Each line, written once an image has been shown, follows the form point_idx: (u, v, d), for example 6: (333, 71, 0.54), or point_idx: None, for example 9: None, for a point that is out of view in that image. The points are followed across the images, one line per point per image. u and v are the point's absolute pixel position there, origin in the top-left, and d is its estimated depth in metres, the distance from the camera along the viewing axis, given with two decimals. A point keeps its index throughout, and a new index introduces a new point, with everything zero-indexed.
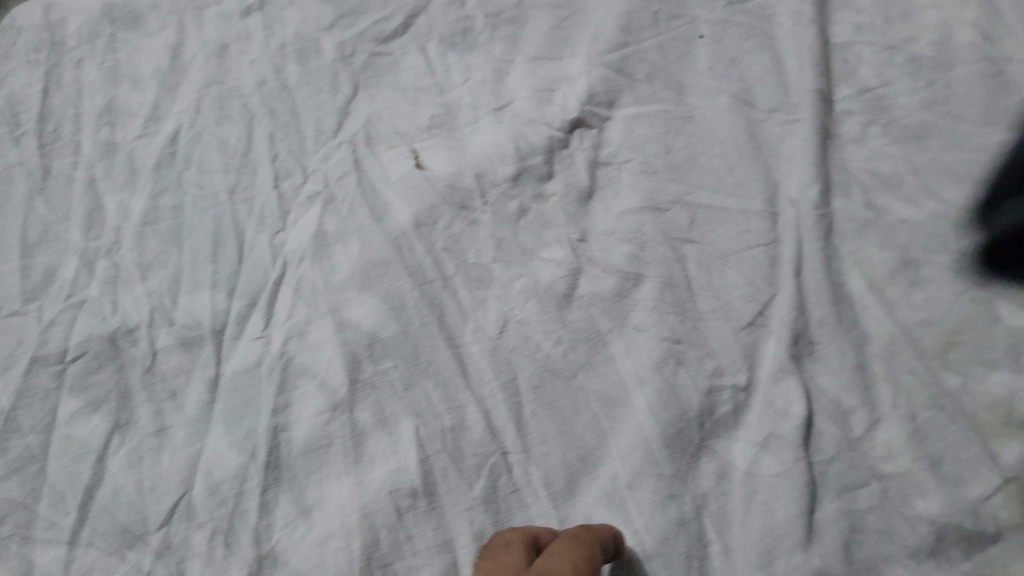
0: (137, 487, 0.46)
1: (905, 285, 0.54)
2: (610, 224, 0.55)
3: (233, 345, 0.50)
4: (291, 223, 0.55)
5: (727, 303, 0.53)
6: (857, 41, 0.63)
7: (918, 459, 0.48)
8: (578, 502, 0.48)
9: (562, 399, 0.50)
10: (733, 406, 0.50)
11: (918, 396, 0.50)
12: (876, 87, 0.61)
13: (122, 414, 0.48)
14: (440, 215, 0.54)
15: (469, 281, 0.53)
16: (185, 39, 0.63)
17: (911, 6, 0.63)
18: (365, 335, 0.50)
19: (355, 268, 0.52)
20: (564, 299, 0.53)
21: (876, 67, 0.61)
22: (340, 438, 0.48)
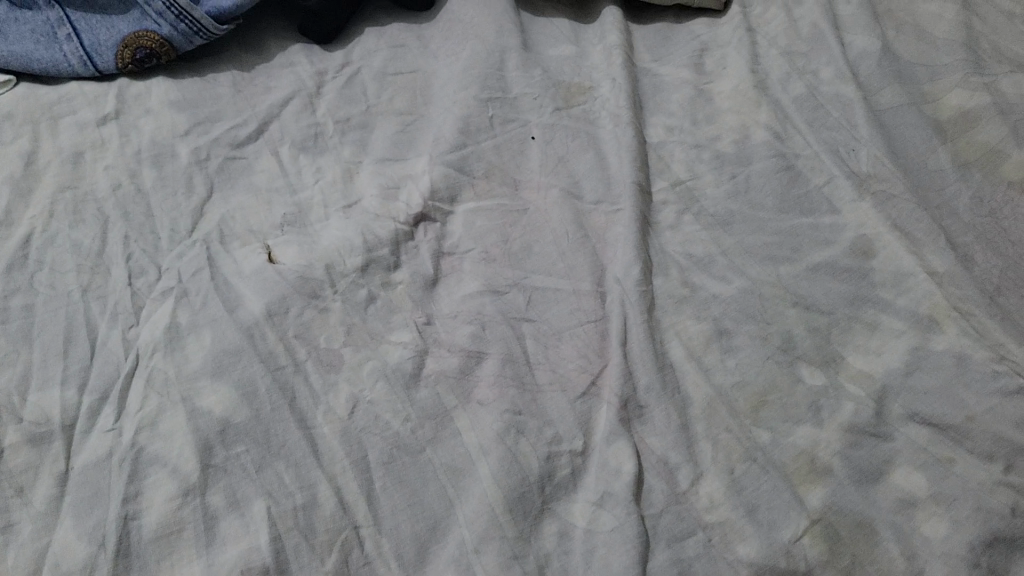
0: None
1: (719, 352, 0.60)
2: (454, 307, 0.60)
3: (84, 438, 0.51)
4: (143, 317, 0.56)
5: (562, 375, 0.57)
6: (670, 140, 0.71)
7: (736, 508, 0.53)
8: (428, 570, 0.50)
9: (410, 472, 0.53)
10: (571, 469, 0.54)
11: (734, 451, 0.55)
12: (688, 179, 0.69)
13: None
14: (291, 304, 0.58)
15: (320, 366, 0.56)
16: (40, 147, 0.65)
17: (713, 111, 0.73)
18: (218, 421, 0.52)
19: (208, 357, 0.54)
20: (412, 378, 0.56)
21: (687, 162, 0.69)
22: (193, 523, 0.49)
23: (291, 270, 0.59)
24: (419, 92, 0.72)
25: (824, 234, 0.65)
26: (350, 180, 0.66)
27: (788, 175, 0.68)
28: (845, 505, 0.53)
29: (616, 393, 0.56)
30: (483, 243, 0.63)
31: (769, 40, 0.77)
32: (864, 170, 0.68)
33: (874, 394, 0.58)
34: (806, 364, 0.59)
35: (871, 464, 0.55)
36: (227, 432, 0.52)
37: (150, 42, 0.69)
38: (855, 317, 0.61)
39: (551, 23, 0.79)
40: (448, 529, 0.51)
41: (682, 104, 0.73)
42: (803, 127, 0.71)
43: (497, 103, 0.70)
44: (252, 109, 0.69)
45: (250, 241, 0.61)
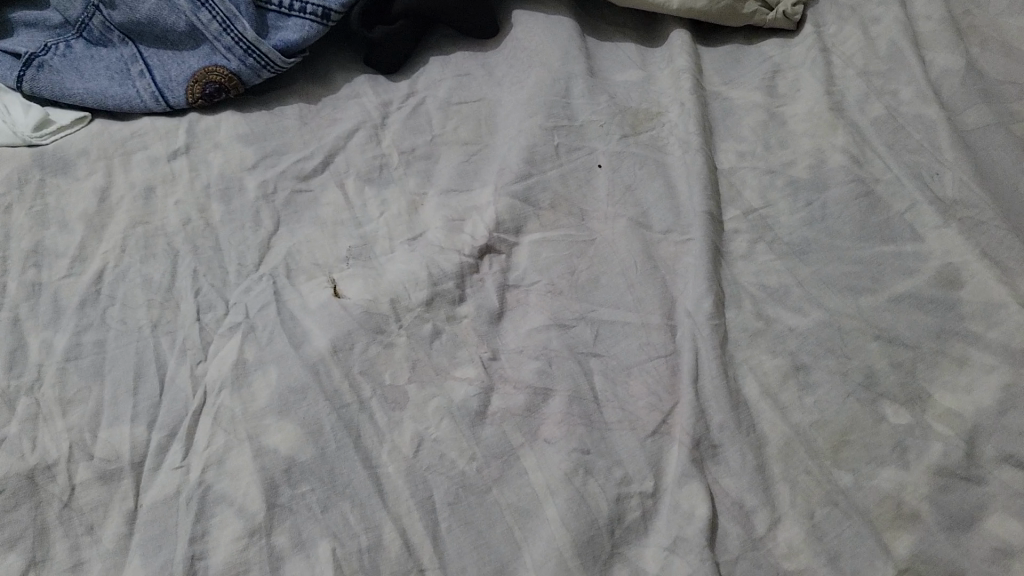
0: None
1: (796, 389, 0.57)
2: (520, 342, 0.59)
3: (153, 476, 0.51)
4: (211, 354, 0.57)
5: (631, 413, 0.56)
6: (742, 166, 0.69)
7: (817, 555, 0.51)
8: None
9: (476, 514, 0.52)
10: (641, 511, 0.52)
11: (814, 494, 0.53)
12: (761, 207, 0.66)
13: (37, 553, 0.48)
14: (355, 339, 0.57)
15: (385, 402, 0.55)
16: (113, 182, 0.66)
17: (787, 135, 0.70)
18: (283, 460, 0.52)
19: (273, 394, 0.54)
20: (477, 416, 0.55)
21: (760, 189, 0.67)
22: (258, 563, 0.49)
23: (356, 306, 0.59)
24: (484, 122, 0.71)
25: (907, 263, 0.62)
26: (415, 212, 0.65)
27: (868, 201, 0.65)
28: (935, 554, 0.50)
29: (688, 432, 0.54)
30: (550, 275, 0.61)
31: (843, 60, 0.75)
32: (950, 195, 0.65)
33: (964, 435, 0.54)
34: (889, 402, 0.56)
35: (962, 510, 0.52)
36: (293, 470, 0.52)
37: (219, 76, 0.70)
38: (942, 351, 0.58)
39: (618, 48, 0.78)
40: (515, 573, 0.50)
41: (754, 129, 0.71)
42: (883, 149, 0.68)
43: (563, 131, 0.69)
44: (319, 141, 0.69)
45: (316, 275, 0.61)
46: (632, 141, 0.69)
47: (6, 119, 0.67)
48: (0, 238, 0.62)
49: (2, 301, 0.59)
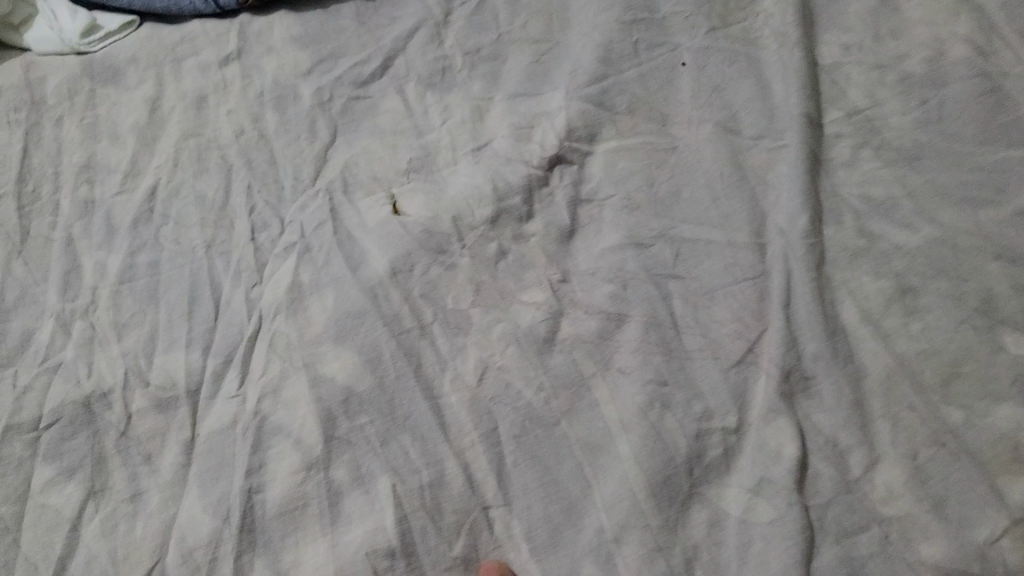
0: (109, 556, 0.45)
1: (902, 315, 0.51)
2: (592, 263, 0.54)
3: (209, 405, 0.50)
4: (267, 276, 0.54)
5: (714, 341, 0.51)
6: (846, 61, 0.61)
7: (919, 501, 0.46)
8: (562, 555, 0.46)
9: (545, 448, 0.49)
10: (723, 448, 0.48)
11: (918, 433, 0.48)
12: (867, 108, 0.59)
13: (95, 482, 0.47)
14: (415, 261, 0.54)
15: (447, 328, 0.52)
16: (164, 92, 0.62)
17: (900, 23, 0.62)
18: (341, 391, 0.50)
19: (331, 320, 0.52)
20: (545, 343, 0.52)
21: (866, 86, 0.60)
22: (317, 498, 0.47)
23: (416, 224, 0.55)
24: (555, 15, 0.65)
25: None
26: (480, 119, 0.60)
27: (993, 99, 0.57)
28: None
29: (778, 364, 0.49)
30: (625, 187, 0.56)
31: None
32: None
33: None
34: (1010, 330, 0.50)
35: None
36: (352, 401, 0.49)
37: None
38: None
39: None
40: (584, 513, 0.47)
41: (862, 17, 0.63)
42: (1012, 40, 0.59)
43: (643, 26, 0.62)
44: (377, 42, 0.64)
45: (374, 190, 0.57)
46: (722, 34, 0.62)
47: (54, 27, 0.65)
48: (53, 154, 0.60)
49: (56, 220, 0.57)
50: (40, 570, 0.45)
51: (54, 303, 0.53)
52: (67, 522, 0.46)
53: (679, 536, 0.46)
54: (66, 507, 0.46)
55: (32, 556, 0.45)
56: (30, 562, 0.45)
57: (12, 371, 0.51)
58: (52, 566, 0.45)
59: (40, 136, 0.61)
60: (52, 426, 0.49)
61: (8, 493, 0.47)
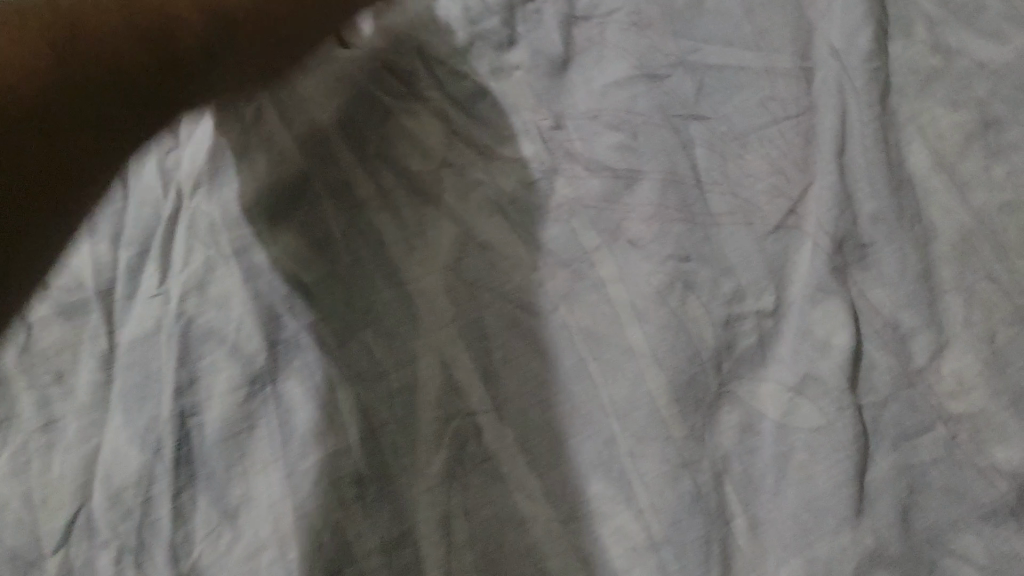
0: (22, 500, 0.37)
1: (981, 157, 0.41)
2: (593, 104, 0.44)
3: (127, 307, 0.40)
4: (183, 136, 0.43)
5: (747, 202, 0.41)
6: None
7: (996, 395, 0.38)
8: (567, 466, 0.38)
9: (541, 341, 0.40)
10: (758, 335, 0.39)
11: (997, 309, 0.39)
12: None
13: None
14: (367, 105, 0.44)
15: (412, 196, 0.42)
16: None
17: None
18: (283, 283, 0.40)
19: (262, 189, 0.41)
20: (537, 211, 0.42)
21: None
22: (265, 418, 0.38)
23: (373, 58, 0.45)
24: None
25: None
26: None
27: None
28: None
29: (826, 229, 0.40)
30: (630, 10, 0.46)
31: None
32: None
33: None
34: None
35: None
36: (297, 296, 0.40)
37: None
38: None
39: None
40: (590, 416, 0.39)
41: None
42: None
43: None
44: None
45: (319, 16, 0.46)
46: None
47: None
48: None
49: None
50: None
51: None
52: None
53: (703, 451, 0.38)
54: None
55: None
56: None
57: None
58: None
59: None
60: None
61: None
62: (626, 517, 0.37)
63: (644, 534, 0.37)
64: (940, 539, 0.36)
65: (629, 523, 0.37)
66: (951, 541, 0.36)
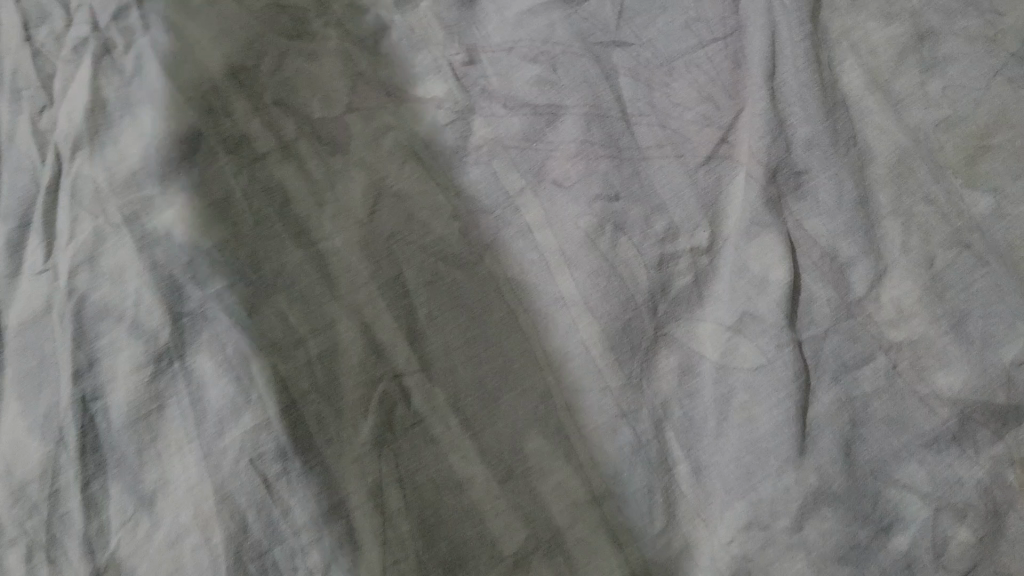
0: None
1: (915, 72, 0.40)
2: (509, 35, 0.41)
3: (12, 286, 0.37)
4: (58, 93, 0.39)
5: (676, 132, 0.39)
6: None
7: (937, 319, 0.37)
8: (501, 425, 0.36)
9: (466, 294, 0.37)
10: (693, 275, 0.38)
11: (936, 232, 0.38)
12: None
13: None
14: (263, 49, 0.40)
15: (318, 146, 0.39)
16: None
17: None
18: (182, 251, 0.37)
19: (150, 147, 0.37)
20: (454, 154, 0.39)
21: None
22: (175, 397, 0.36)
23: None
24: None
25: None
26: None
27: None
28: None
29: (758, 159, 0.38)
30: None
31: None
32: None
33: None
34: None
35: None
36: (198, 263, 0.37)
37: None
38: None
39: None
40: (522, 371, 0.37)
41: None
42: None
43: None
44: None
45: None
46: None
47: None
48: None
49: None
50: None
51: None
52: None
53: (641, 400, 0.36)
54: None
55: None
56: None
57: None
58: None
59: None
60: None
61: None
62: (565, 471, 0.36)
63: (586, 488, 0.36)
64: (883, 471, 0.35)
65: (570, 478, 0.36)
66: (894, 473, 0.35)
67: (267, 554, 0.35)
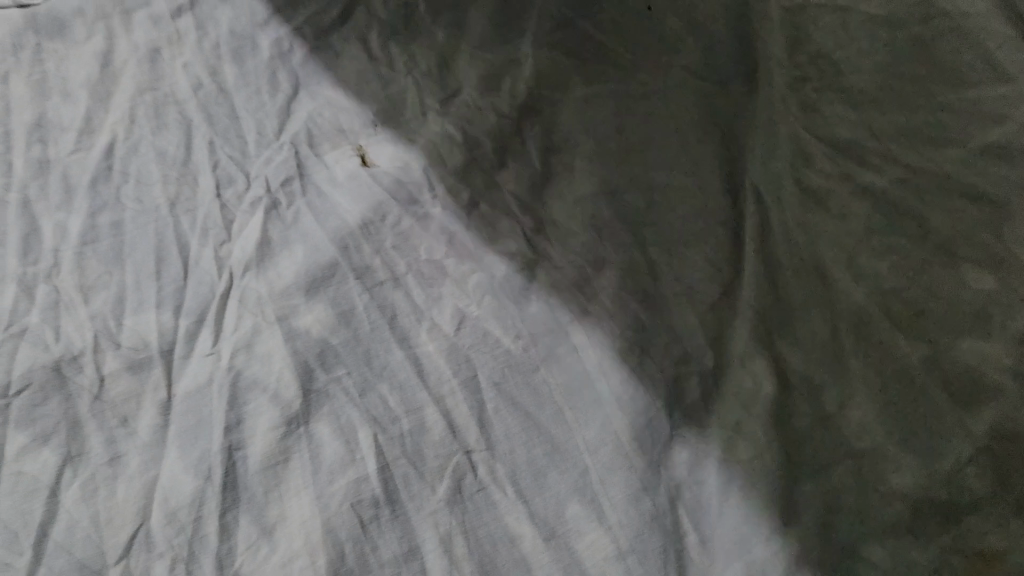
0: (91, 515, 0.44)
1: (868, 255, 0.53)
2: (567, 212, 0.55)
3: (184, 363, 0.49)
4: (235, 233, 0.53)
5: (689, 287, 0.52)
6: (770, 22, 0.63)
7: (890, 435, 0.47)
8: (547, 495, 0.46)
9: (526, 394, 0.49)
10: (702, 390, 0.49)
11: (887, 368, 0.49)
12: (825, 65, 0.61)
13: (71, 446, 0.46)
14: (387, 211, 0.54)
15: (421, 280, 0.52)
16: (116, 45, 0.60)
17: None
18: (315, 344, 0.49)
19: (300, 273, 0.51)
20: (521, 293, 0.52)
21: (818, 47, 0.62)
22: (299, 451, 0.46)
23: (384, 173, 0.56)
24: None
25: (996, 108, 0.56)
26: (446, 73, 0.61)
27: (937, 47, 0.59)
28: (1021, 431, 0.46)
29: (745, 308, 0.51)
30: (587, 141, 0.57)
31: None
32: None
33: None
34: (972, 265, 0.51)
35: None
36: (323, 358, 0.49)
37: None
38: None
39: None
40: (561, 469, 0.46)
41: None
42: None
43: None
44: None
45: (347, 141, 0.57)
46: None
47: None
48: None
49: (9, 181, 0.54)
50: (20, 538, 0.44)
51: (14, 268, 0.51)
52: (45, 488, 0.45)
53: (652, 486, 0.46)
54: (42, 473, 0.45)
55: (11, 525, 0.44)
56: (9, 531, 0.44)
57: None
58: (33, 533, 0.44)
59: None
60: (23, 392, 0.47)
61: None
62: (596, 530, 0.45)
63: (614, 545, 0.44)
64: (853, 549, 0.44)
65: (601, 539, 0.45)
66: (861, 551, 0.44)
67: None
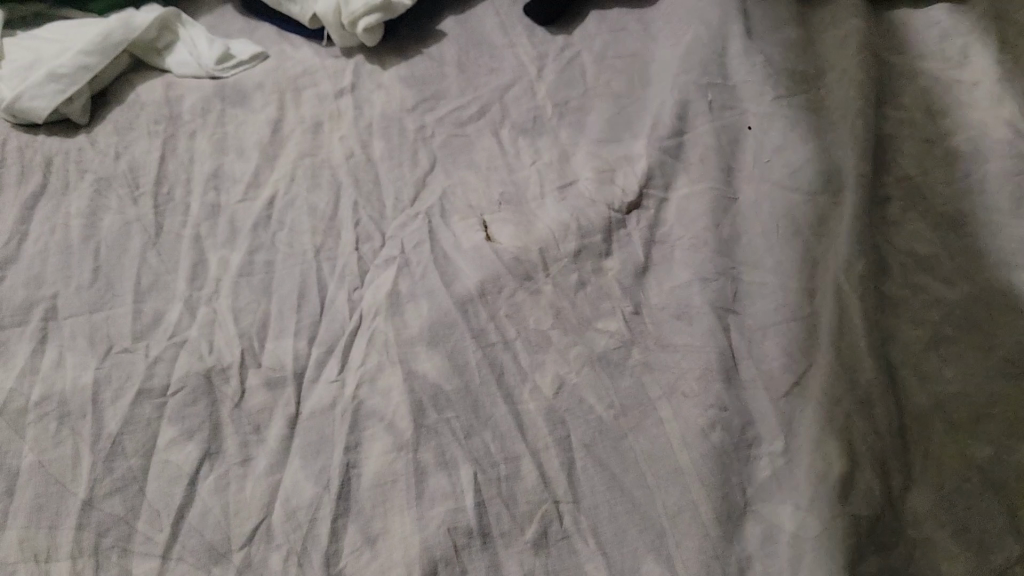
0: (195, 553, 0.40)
1: (938, 356, 0.56)
2: (663, 298, 0.60)
3: (312, 388, 0.56)
4: (367, 282, 0.61)
5: (767, 371, 0.56)
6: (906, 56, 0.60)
7: (943, 523, 0.48)
8: (626, 547, 0.49)
9: (613, 456, 0.52)
10: (771, 469, 0.52)
11: (947, 463, 0.51)
12: (910, 188, 0.64)
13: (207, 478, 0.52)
14: (504, 284, 0.60)
15: (529, 345, 0.57)
16: (285, 116, 0.71)
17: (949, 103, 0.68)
18: (431, 388, 0.55)
19: (425, 327, 0.57)
20: (614, 367, 0.56)
21: (902, 172, 0.65)
22: (404, 476, 0.51)
23: None
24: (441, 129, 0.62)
25: None
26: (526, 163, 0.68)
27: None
28: None
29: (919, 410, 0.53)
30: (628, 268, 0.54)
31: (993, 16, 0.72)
32: None
33: None
34: None
35: None
36: (406, 442, 0.52)
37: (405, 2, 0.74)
38: None
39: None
40: None
41: (914, 96, 0.69)
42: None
43: (717, 89, 0.69)
44: (446, 120, 0.71)
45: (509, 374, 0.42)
46: None
47: (194, 52, 0.74)
48: (186, 162, 0.68)
49: (186, 220, 0.64)
50: (162, 515, 0.51)
51: (182, 290, 0.60)
52: (186, 475, 0.52)
53: None
54: (186, 462, 0.52)
55: (156, 503, 0.51)
56: (153, 509, 0.51)
57: (145, 344, 0.58)
58: (173, 513, 0.51)
59: (176, 147, 0.69)
60: (177, 393, 0.55)
61: (136, 448, 0.53)
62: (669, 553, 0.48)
63: None
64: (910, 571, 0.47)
65: None
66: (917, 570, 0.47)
67: (440, 562, 0.48)
